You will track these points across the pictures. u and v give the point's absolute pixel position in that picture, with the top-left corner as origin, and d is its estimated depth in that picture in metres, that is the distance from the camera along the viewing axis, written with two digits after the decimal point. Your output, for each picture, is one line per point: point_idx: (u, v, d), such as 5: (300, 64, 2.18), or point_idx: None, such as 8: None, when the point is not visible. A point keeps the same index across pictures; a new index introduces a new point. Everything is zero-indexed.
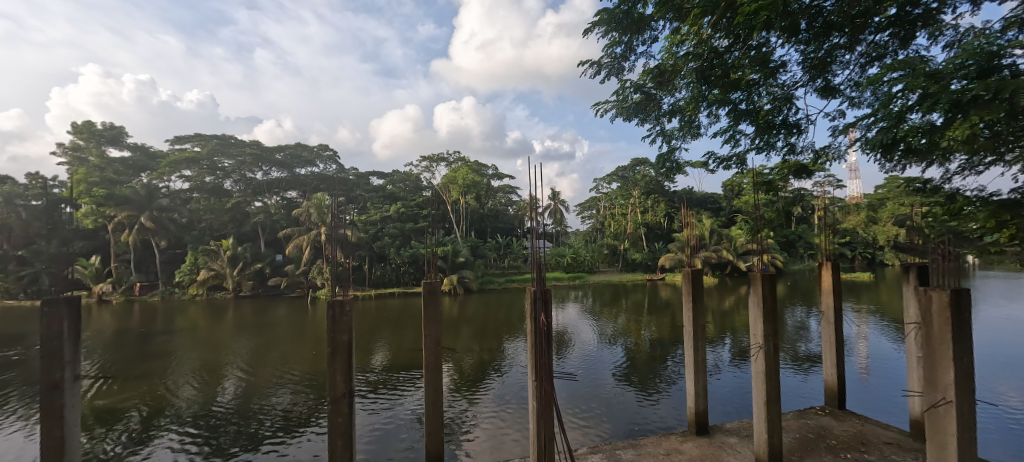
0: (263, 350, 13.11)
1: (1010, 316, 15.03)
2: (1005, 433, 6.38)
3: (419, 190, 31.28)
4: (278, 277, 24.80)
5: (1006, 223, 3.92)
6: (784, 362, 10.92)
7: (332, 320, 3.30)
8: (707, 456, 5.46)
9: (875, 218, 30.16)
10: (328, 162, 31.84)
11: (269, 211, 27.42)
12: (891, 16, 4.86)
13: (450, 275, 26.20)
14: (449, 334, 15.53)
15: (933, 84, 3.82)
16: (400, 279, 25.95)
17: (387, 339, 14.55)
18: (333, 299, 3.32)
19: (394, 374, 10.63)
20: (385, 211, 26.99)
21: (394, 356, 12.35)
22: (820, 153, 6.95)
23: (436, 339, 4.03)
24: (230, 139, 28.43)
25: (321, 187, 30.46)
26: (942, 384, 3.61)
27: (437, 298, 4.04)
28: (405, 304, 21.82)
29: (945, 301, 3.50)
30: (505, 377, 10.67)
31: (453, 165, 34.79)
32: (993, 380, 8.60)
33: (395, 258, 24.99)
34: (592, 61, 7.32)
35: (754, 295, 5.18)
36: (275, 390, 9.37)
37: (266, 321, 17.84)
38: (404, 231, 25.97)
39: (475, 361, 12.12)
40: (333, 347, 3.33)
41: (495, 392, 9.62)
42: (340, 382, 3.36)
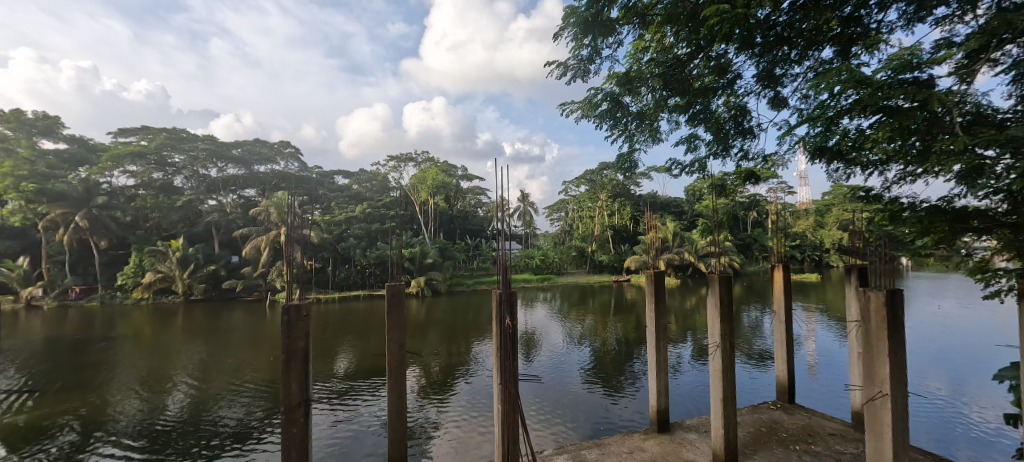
0: (216, 357, 12.55)
1: (938, 312, 16.37)
2: (934, 422, 6.92)
3: (386, 190, 30.66)
4: (234, 280, 23.73)
5: (935, 229, 4.23)
6: (741, 359, 11.39)
7: (288, 324, 3.17)
8: (668, 453, 5.61)
9: (822, 223, 32.12)
10: (290, 160, 30.69)
11: (224, 210, 26.19)
12: (835, 34, 5.20)
13: (417, 277, 25.86)
14: (417, 337, 15.30)
15: (873, 98, 4.08)
16: (365, 282, 25.38)
17: (352, 343, 14.19)
18: (289, 304, 3.18)
19: (358, 381, 10.34)
20: (350, 211, 26.34)
21: (358, 362, 12.04)
22: (769, 160, 7.32)
23: (399, 343, 3.93)
24: (181, 133, 26.82)
25: (281, 185, 29.37)
26: (880, 379, 3.86)
27: (401, 302, 3.94)
28: (370, 307, 21.34)
29: (882, 300, 3.75)
30: (472, 381, 10.59)
31: (421, 165, 34.37)
32: (924, 372, 9.29)
33: (360, 260, 24.40)
34: (559, 62, 7.40)
35: (713, 296, 5.37)
36: (227, 402, 8.94)
37: (221, 326, 17.04)
38: (370, 232, 25.39)
39: (442, 365, 11.99)
40: (287, 353, 3.20)
41: (461, 397, 9.52)
42: (295, 391, 3.23)
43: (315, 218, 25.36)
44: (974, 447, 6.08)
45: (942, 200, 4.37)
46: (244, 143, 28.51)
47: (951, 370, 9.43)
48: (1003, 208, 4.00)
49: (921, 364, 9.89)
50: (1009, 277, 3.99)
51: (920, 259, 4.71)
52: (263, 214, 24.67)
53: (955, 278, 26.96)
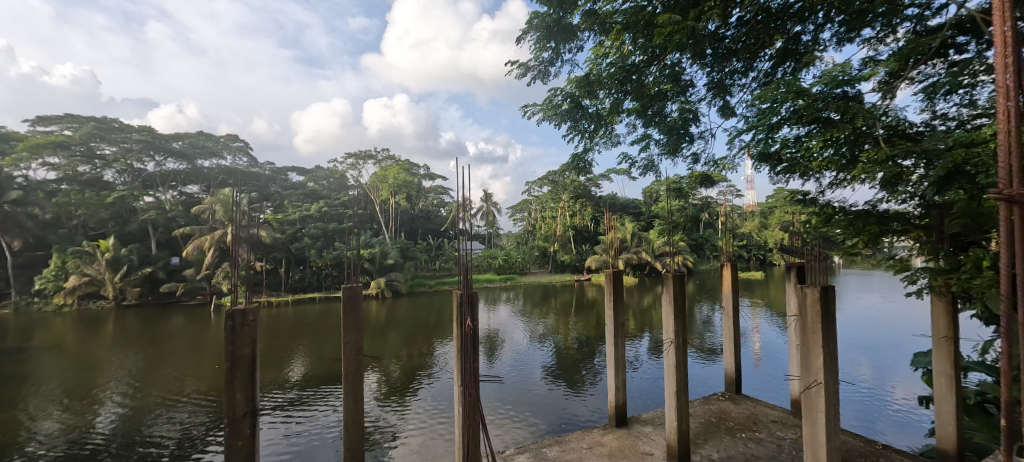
0: (154, 366, 11.82)
1: (868, 306, 17.79)
2: (862, 405, 7.56)
3: (344, 189, 30.20)
4: (173, 283, 22.31)
5: (863, 231, 4.63)
6: (693, 354, 11.92)
7: (232, 331, 2.99)
8: (625, 447, 5.83)
9: (766, 224, 34.12)
10: (237, 155, 29.15)
11: (163, 208, 24.59)
12: (778, 49, 5.59)
13: (377, 278, 25.27)
14: (375, 340, 15.00)
15: (809, 108, 4.44)
16: (321, 283, 24.69)
17: (306, 348, 13.72)
18: (233, 308, 3.01)
19: (313, 388, 10.04)
20: (304, 209, 25.40)
21: (312, 368, 11.67)
22: (720, 164, 7.73)
23: (356, 347, 3.84)
24: (112, 122, 25.06)
25: (228, 181, 27.81)
26: (815, 370, 4.19)
27: (358, 305, 3.85)
28: (326, 310, 20.69)
29: (817, 296, 4.07)
30: (433, 383, 10.53)
31: (381, 163, 33.60)
32: (854, 361, 10.10)
33: (315, 261, 23.58)
34: (520, 62, 7.49)
35: (667, 294, 5.63)
36: (165, 415, 8.44)
37: (158, 333, 15.99)
38: (326, 232, 24.57)
39: (402, 368, 11.84)
40: (231, 361, 3.02)
41: (423, 400, 9.45)
42: (240, 401, 3.04)
43: (266, 217, 24.25)
44: (895, 427, 6.72)
45: (869, 203, 4.77)
46: (185, 135, 26.87)
47: (877, 358, 10.32)
48: (918, 213, 4.45)
49: (851, 353, 10.71)
50: (923, 275, 4.45)
51: (851, 257, 5.14)
52: (207, 212, 23.44)
53: (881, 275, 29.40)
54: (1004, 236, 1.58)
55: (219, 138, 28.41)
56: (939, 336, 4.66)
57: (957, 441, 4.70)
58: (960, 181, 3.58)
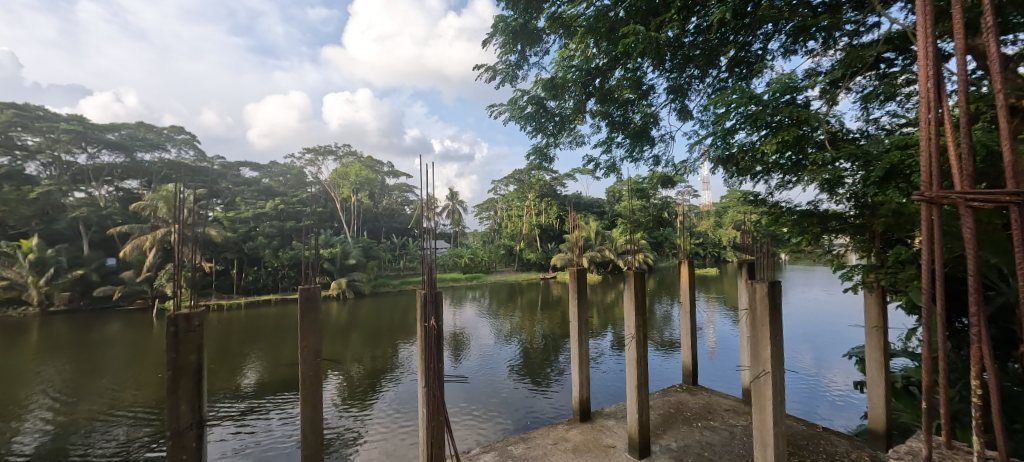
0: (86, 377, 10.99)
1: (812, 299, 19.04)
2: (805, 391, 8.13)
3: (303, 186, 29.23)
4: (108, 287, 20.82)
5: (808, 231, 4.99)
6: (654, 349, 12.35)
7: (174, 337, 2.69)
8: (588, 440, 6.01)
9: (721, 223, 35.82)
10: (182, 147, 27.59)
11: (96, 206, 23.01)
12: (731, 58, 5.91)
13: (338, 278, 24.62)
14: (336, 342, 14.64)
15: (761, 114, 4.72)
16: (277, 285, 23.88)
17: (261, 354, 13.20)
18: (177, 312, 2.71)
19: (269, 396, 9.70)
20: (258, 206, 24.31)
21: (267, 374, 11.26)
22: (679, 167, 8.07)
23: (315, 350, 3.63)
24: (34, 110, 22.75)
25: (173, 176, 26.20)
26: (764, 360, 4.46)
27: (317, 306, 3.64)
28: (283, 312, 19.97)
29: (765, 291, 4.35)
30: (398, 385, 10.45)
31: (343, 159, 32.70)
32: (798, 350, 10.81)
33: (271, 261, 22.68)
34: (487, 66, 7.55)
35: (628, 290, 5.83)
36: (100, 431, 7.91)
37: (92, 340, 14.90)
38: (284, 230, 23.69)
39: (365, 370, 11.62)
40: (174, 370, 2.71)
41: (386, 403, 9.34)
42: (185, 411, 2.76)
43: (216, 215, 23.04)
44: (833, 410, 7.28)
45: (811, 203, 5.15)
46: (122, 125, 25.48)
47: (818, 347, 11.09)
48: (853, 212, 4.81)
49: (796, 344, 11.43)
50: (857, 271, 4.87)
51: (795, 254, 5.54)
52: (148, 209, 22.08)
53: (823, 270, 31.38)
54: (926, 232, 1.79)
55: (161, 129, 26.96)
56: (871, 326, 5.10)
57: (886, 419, 5.14)
58: (899, 180, 3.87)
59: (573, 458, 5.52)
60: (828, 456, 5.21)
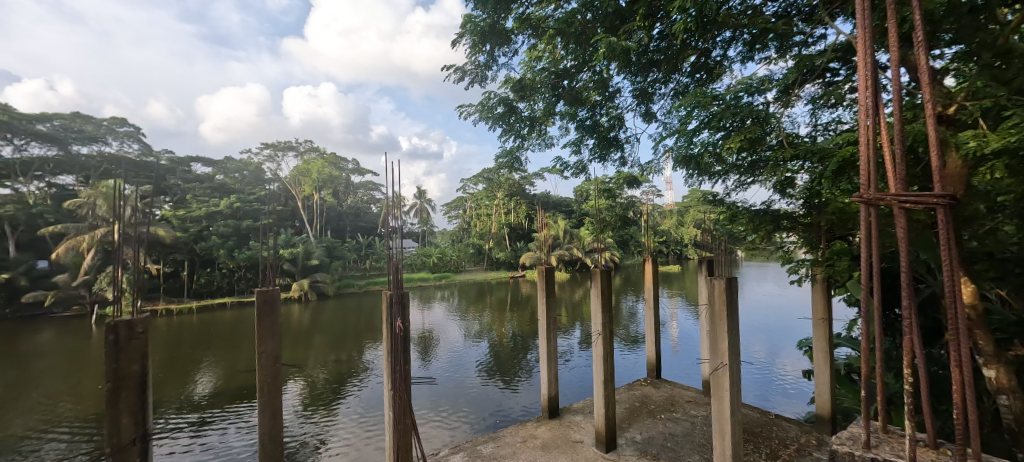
0: (15, 392, 10.14)
1: (766, 294, 20.02)
2: (759, 381, 8.56)
3: (261, 183, 28.05)
4: (39, 292, 19.30)
5: (762, 230, 5.27)
6: (619, 345, 12.64)
7: (115, 346, 2.41)
8: (557, 436, 6.12)
9: (683, 222, 37.08)
10: (125, 140, 25.74)
11: (25, 203, 21.22)
12: (692, 64, 6.17)
13: (300, 279, 23.85)
14: (297, 346, 14.21)
15: (721, 117, 4.92)
16: (233, 287, 23.02)
17: (215, 360, 12.64)
18: (117, 319, 2.43)
19: (225, 405, 9.33)
20: (211, 203, 23.13)
21: (222, 382, 10.83)
22: (645, 167, 8.30)
23: (275, 355, 3.32)
24: None
25: (114, 172, 24.35)
26: (722, 352, 4.67)
27: (277, 309, 3.35)
28: (239, 316, 19.16)
29: (722, 287, 4.57)
30: (364, 389, 10.31)
31: (304, 156, 31.64)
32: (753, 343, 11.36)
33: (226, 263, 21.69)
34: (456, 66, 7.53)
35: (595, 288, 5.97)
36: (32, 450, 7.32)
37: (22, 351, 13.76)
38: (239, 230, 22.70)
39: (329, 374, 11.38)
40: (114, 381, 2.42)
41: (351, 408, 9.17)
42: (127, 425, 2.45)
43: (163, 214, 21.76)
44: (785, 398, 7.72)
45: (764, 203, 5.42)
46: (55, 116, 23.47)
47: (771, 339, 11.69)
48: (802, 212, 5.08)
49: (752, 336, 12.01)
50: (805, 268, 5.19)
51: (750, 251, 5.84)
52: (87, 206, 20.65)
53: (775, 265, 33.03)
54: (865, 231, 1.91)
55: (100, 121, 25.20)
56: (818, 318, 5.45)
57: (830, 406, 5.50)
58: (847, 180, 4.11)
59: (541, 455, 5.61)
60: (780, 441, 5.53)
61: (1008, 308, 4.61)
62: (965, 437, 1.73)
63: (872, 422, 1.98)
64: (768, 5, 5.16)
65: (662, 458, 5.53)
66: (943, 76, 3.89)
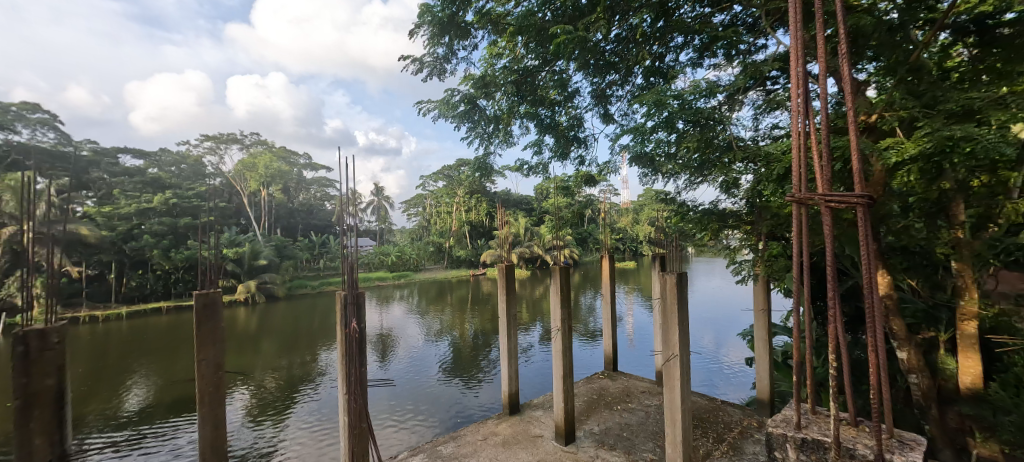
0: None
1: (715, 287, 21.08)
2: (706, 370, 9.05)
3: (201, 178, 26.30)
4: None
5: (710, 227, 5.62)
6: (578, 340, 12.92)
7: (25, 360, 2.10)
8: (517, 433, 6.21)
9: (638, 220, 38.23)
10: (37, 128, 22.79)
11: None
12: (647, 68, 6.43)
13: (247, 281, 22.68)
14: (243, 352, 13.53)
15: (676, 115, 5.11)
16: (169, 290, 21.64)
17: (150, 370, 11.83)
18: (26, 329, 2.12)
19: (164, 420, 8.74)
20: (143, 199, 21.33)
21: (158, 393, 10.19)
22: (602, 167, 8.54)
23: (218, 364, 2.89)
24: None
25: (25, 162, 21.93)
26: (673, 345, 4.88)
27: (220, 314, 2.89)
28: (175, 322, 17.98)
29: (674, 282, 4.79)
30: (319, 394, 10.00)
31: (250, 149, 30.00)
32: (702, 334, 11.96)
33: (160, 264, 20.27)
34: (413, 58, 7.40)
35: (555, 285, 6.10)
36: None
37: None
38: (176, 229, 21.29)
39: (280, 380, 10.95)
40: (25, 398, 2.10)
41: (305, 415, 8.88)
42: (42, 447, 2.13)
43: (86, 210, 19.93)
44: (730, 384, 8.21)
45: (711, 203, 5.75)
46: None
47: (718, 330, 12.36)
48: (744, 210, 5.43)
49: (700, 328, 12.64)
50: (747, 264, 5.57)
51: (699, 248, 6.17)
52: None
53: (723, 261, 34.83)
54: (797, 228, 2.04)
55: (7, 106, 22.64)
56: (759, 309, 5.84)
57: (770, 390, 5.94)
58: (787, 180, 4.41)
59: (501, 452, 5.66)
60: (725, 425, 5.91)
61: (919, 296, 5.21)
62: (877, 412, 1.78)
63: (802, 404, 2.05)
64: (716, 13, 5.47)
65: (618, 448, 5.74)
66: (865, 88, 4.29)
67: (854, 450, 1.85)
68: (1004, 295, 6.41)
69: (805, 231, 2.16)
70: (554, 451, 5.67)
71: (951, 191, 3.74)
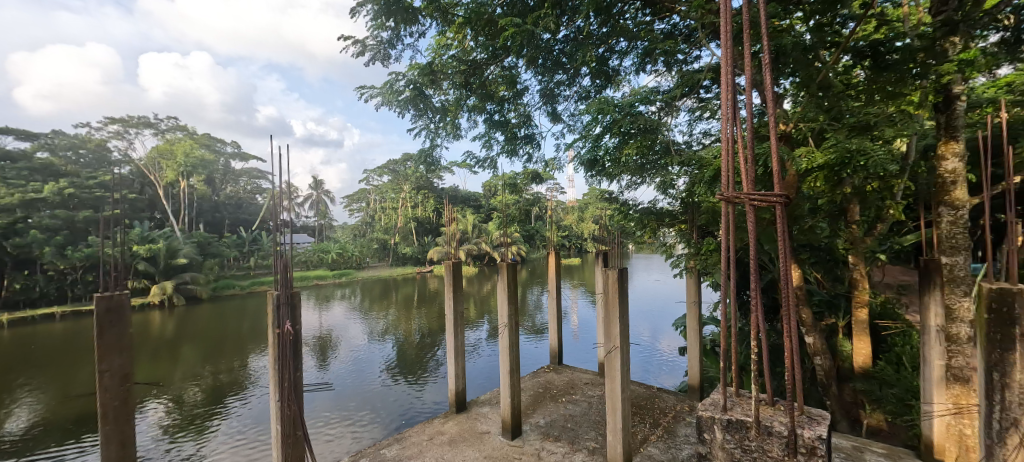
0: None
1: (655, 282, 22.21)
2: (643, 360, 9.57)
3: (106, 166, 23.13)
4: None
5: (650, 225, 6.02)
6: (525, 335, 13.20)
7: None
8: (463, 430, 6.25)
9: (583, 218, 39.30)
10: None
11: None
12: (593, 70, 6.65)
13: (163, 282, 20.71)
14: (159, 360, 12.41)
15: (616, 115, 5.40)
16: (65, 293, 19.20)
17: (39, 387, 10.45)
18: None
19: (57, 443, 7.77)
20: (29, 188, 18.79)
21: (51, 413, 9.04)
22: (548, 164, 8.77)
23: (127, 374, 2.42)
24: None
25: None
26: (614, 336, 5.10)
27: (126, 318, 2.41)
28: (74, 329, 16.11)
29: (614, 277, 5.04)
30: (247, 404, 9.47)
31: (165, 135, 27.21)
32: (640, 326, 12.63)
33: (52, 264, 17.94)
34: (356, 39, 7.17)
35: (502, 281, 6.21)
36: None
37: None
38: (71, 222, 19.08)
39: (203, 391, 10.22)
40: None
41: (233, 427, 8.40)
42: None
43: None
44: (664, 372, 8.76)
45: (650, 202, 6.15)
46: None
47: (656, 322, 13.11)
48: (679, 210, 5.89)
49: (639, 320, 13.34)
50: (680, 259, 5.98)
51: (639, 245, 6.54)
52: None
53: (661, 258, 36.77)
54: (724, 225, 2.16)
55: None
56: (691, 301, 6.26)
57: (700, 377, 6.40)
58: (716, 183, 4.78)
59: (448, 451, 5.68)
60: (661, 410, 6.32)
61: (823, 287, 5.87)
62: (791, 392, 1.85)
63: (728, 387, 2.10)
64: (657, 22, 5.77)
65: (563, 438, 5.95)
66: (782, 100, 4.76)
67: (771, 427, 1.93)
68: (889, 287, 7.39)
69: (731, 227, 2.30)
70: (500, 447, 5.76)
71: (852, 194, 4.23)
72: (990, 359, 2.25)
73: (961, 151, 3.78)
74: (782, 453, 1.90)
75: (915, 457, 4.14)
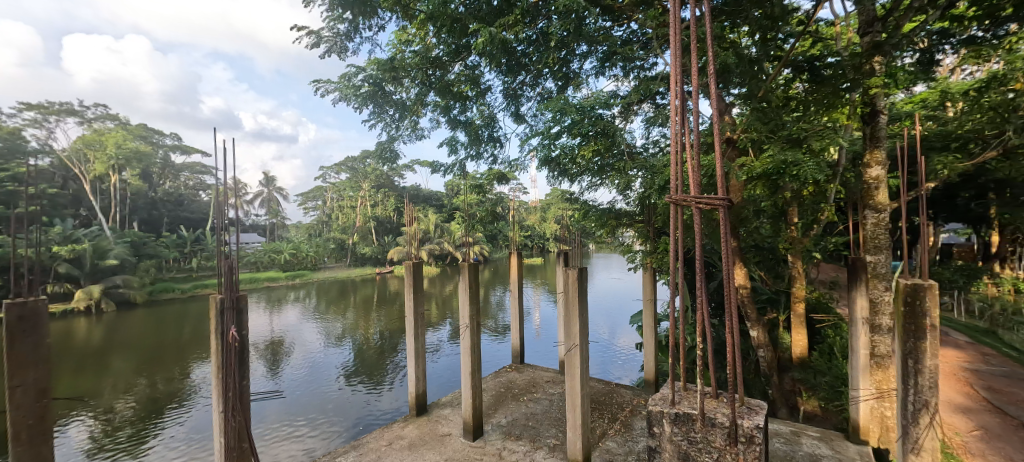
0: None
1: (614, 281, 22.77)
2: (602, 357, 9.81)
3: (21, 157, 20.87)
4: None
5: (609, 225, 6.22)
6: (486, 336, 13.20)
7: None
8: (424, 434, 6.19)
9: (545, 218, 39.77)
10: None
11: None
12: (556, 70, 6.78)
13: (89, 286, 18.98)
14: (85, 372, 11.49)
15: (576, 114, 5.51)
16: None
17: None
18: None
19: None
20: None
21: None
22: (511, 165, 8.85)
23: (45, 389, 2.10)
24: None
25: None
26: (573, 335, 5.20)
27: (42, 327, 2.10)
28: None
29: (574, 276, 5.18)
30: (188, 417, 8.93)
31: (92, 124, 24.95)
32: (599, 323, 12.93)
33: None
34: (311, 31, 6.94)
35: (464, 281, 6.16)
36: None
37: None
38: None
39: (138, 404, 9.56)
40: None
41: (173, 442, 7.91)
42: None
43: None
44: (621, 368, 9.05)
45: (609, 203, 6.32)
46: None
47: (615, 319, 13.46)
48: (637, 210, 6.09)
49: (599, 318, 13.66)
50: (638, 258, 6.19)
51: (598, 244, 6.73)
52: None
53: (621, 257, 37.80)
54: (675, 223, 2.25)
55: None
56: (647, 298, 6.49)
57: (654, 372, 6.67)
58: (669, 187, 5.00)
59: (408, 455, 5.62)
60: (618, 405, 6.53)
61: (767, 284, 6.26)
62: (732, 383, 1.96)
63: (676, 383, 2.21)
64: (616, 27, 5.95)
65: (524, 437, 6.03)
66: (731, 110, 4.99)
67: (715, 419, 2.05)
68: (824, 283, 7.99)
69: (680, 227, 2.39)
70: (461, 448, 5.75)
71: (790, 197, 4.52)
72: (906, 347, 2.50)
73: (883, 160, 4.16)
74: (724, 442, 2.02)
75: (844, 438, 4.51)
